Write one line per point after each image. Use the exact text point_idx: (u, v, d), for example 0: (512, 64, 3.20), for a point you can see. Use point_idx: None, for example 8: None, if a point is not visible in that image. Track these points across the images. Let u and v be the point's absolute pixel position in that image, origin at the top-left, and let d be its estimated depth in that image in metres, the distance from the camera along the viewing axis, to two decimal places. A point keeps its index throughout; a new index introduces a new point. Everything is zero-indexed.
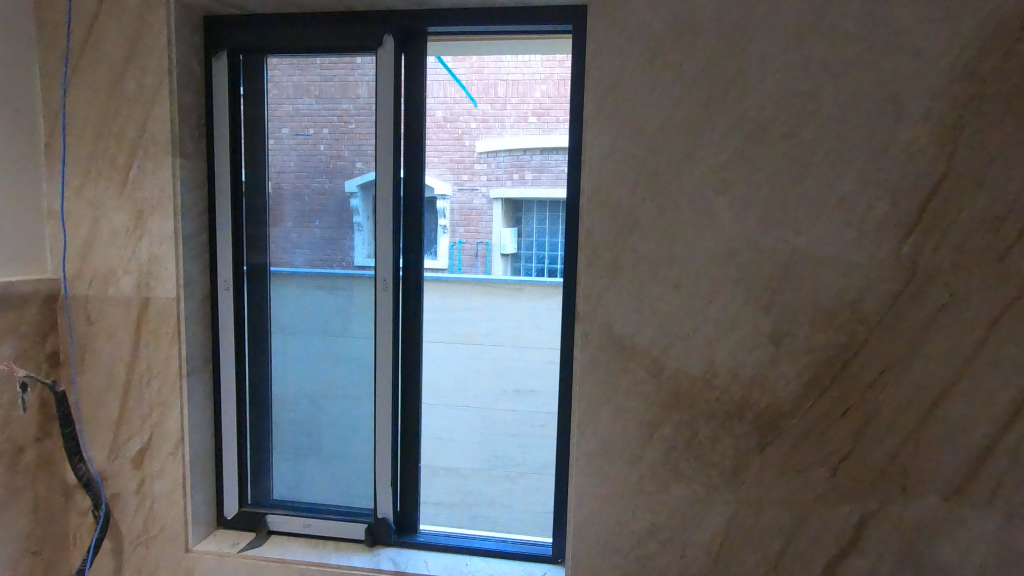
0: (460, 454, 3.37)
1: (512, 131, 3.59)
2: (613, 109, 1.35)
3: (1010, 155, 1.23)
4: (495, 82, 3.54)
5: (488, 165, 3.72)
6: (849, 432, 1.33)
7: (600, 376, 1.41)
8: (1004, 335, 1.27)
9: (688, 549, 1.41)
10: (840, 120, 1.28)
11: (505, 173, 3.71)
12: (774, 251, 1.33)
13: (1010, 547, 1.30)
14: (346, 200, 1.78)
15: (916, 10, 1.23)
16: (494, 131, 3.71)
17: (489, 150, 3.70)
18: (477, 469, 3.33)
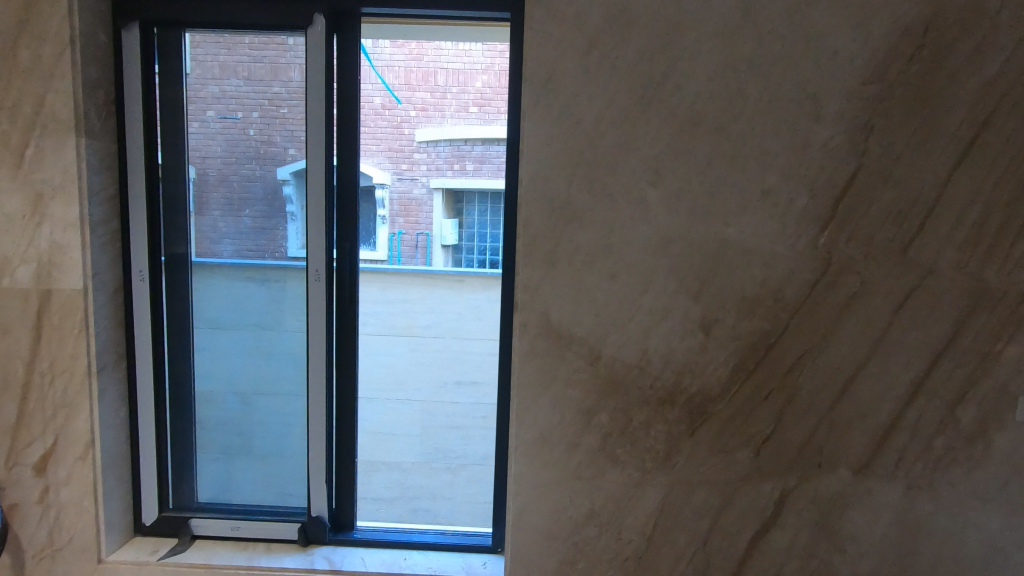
0: (400, 449, 3.28)
1: (453, 122, 3.09)
2: (551, 100, 1.35)
3: (914, 154, 1.34)
4: (435, 71, 3.03)
5: (430, 154, 3.32)
6: (771, 415, 1.41)
7: (539, 366, 1.42)
8: (906, 321, 1.38)
9: (623, 532, 1.45)
10: (765, 117, 1.34)
11: (446, 163, 3.25)
12: (704, 242, 1.37)
13: (910, 513, 1.43)
14: (278, 188, 1.68)
15: (833, 14, 1.31)
16: (434, 121, 3.28)
17: (428, 141, 3.26)
18: (417, 463, 3.21)
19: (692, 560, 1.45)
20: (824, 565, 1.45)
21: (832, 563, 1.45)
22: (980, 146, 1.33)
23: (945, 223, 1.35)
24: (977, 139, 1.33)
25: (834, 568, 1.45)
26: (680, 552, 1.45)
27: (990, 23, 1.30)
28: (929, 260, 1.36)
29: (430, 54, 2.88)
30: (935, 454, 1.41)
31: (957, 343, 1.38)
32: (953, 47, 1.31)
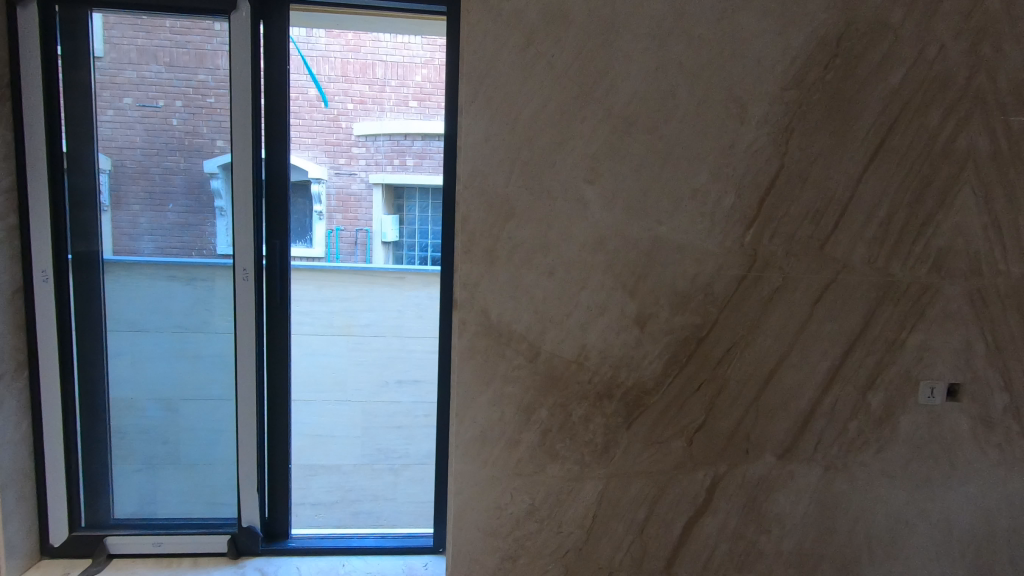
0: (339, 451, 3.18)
1: (392, 116, 2.92)
2: (488, 96, 1.34)
3: (829, 156, 1.42)
4: (373, 63, 2.83)
5: (369, 149, 3.17)
6: (702, 406, 1.46)
7: (478, 364, 1.41)
8: (823, 313, 1.47)
9: (563, 525, 1.47)
10: (695, 118, 1.39)
11: (385, 159, 3.10)
12: (638, 239, 1.41)
13: (827, 493, 1.52)
14: (205, 181, 1.58)
15: (757, 20, 1.37)
16: (373, 115, 3.10)
17: (369, 134, 3.14)
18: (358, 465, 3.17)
19: (630, 549, 1.49)
20: (752, 546, 1.52)
21: (759, 544, 1.52)
22: (886, 149, 1.44)
23: (856, 221, 1.45)
24: (883, 144, 1.43)
25: (761, 549, 1.53)
26: (618, 542, 1.49)
27: (894, 36, 1.40)
28: (843, 256, 1.45)
29: (366, 45, 2.65)
30: (849, 437, 1.51)
31: (867, 334, 1.48)
32: (863, 57, 1.40)
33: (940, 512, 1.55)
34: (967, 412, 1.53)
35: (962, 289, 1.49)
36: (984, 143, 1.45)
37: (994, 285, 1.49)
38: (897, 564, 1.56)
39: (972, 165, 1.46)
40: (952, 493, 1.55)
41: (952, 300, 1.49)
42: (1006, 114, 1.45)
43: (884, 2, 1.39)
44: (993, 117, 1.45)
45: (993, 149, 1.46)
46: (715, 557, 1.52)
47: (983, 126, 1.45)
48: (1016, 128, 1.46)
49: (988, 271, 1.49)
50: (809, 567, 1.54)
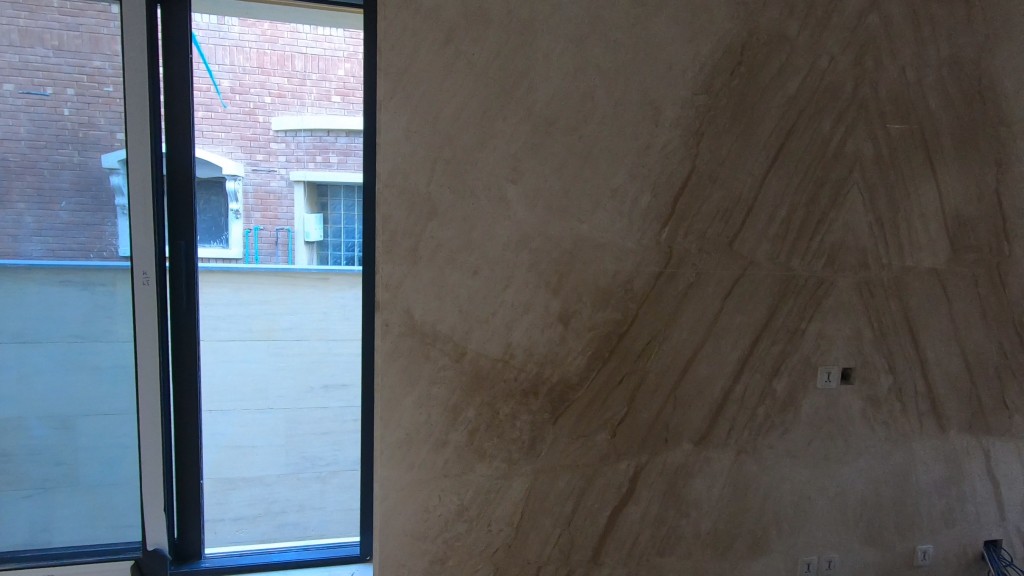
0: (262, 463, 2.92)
1: (314, 111, 2.75)
2: (408, 92, 1.31)
3: (735, 158, 1.51)
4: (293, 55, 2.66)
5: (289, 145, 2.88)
6: (624, 398, 1.51)
7: (402, 366, 1.38)
8: (733, 306, 1.56)
9: (492, 524, 1.48)
10: (612, 120, 1.43)
11: (307, 154, 2.82)
12: (560, 237, 1.43)
13: (739, 474, 1.62)
14: (104, 178, 1.46)
15: (668, 28, 1.43)
16: (293, 109, 2.81)
17: (289, 129, 2.85)
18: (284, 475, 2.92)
19: (558, 542, 1.52)
20: (672, 531, 1.59)
21: (679, 528, 1.59)
22: (786, 152, 1.54)
23: (761, 220, 1.55)
24: (783, 148, 1.54)
25: (681, 532, 1.60)
26: (546, 537, 1.51)
27: (791, 47, 1.51)
28: (750, 253, 1.55)
29: (285, 37, 2.62)
30: (758, 421, 1.61)
31: (772, 325, 1.59)
32: (764, 66, 1.50)
33: (837, 486, 1.69)
34: (858, 393, 1.67)
35: (853, 281, 1.63)
36: (868, 148, 1.60)
37: (879, 277, 1.65)
38: (801, 536, 1.69)
39: (859, 168, 1.60)
40: (847, 467, 1.69)
41: (844, 291, 1.63)
42: (886, 122, 1.60)
43: (781, 16, 1.49)
44: (875, 125, 1.59)
45: (877, 154, 1.60)
46: (639, 543, 1.57)
47: (868, 132, 1.59)
48: (895, 135, 1.61)
49: (874, 264, 1.64)
50: (724, 546, 1.64)
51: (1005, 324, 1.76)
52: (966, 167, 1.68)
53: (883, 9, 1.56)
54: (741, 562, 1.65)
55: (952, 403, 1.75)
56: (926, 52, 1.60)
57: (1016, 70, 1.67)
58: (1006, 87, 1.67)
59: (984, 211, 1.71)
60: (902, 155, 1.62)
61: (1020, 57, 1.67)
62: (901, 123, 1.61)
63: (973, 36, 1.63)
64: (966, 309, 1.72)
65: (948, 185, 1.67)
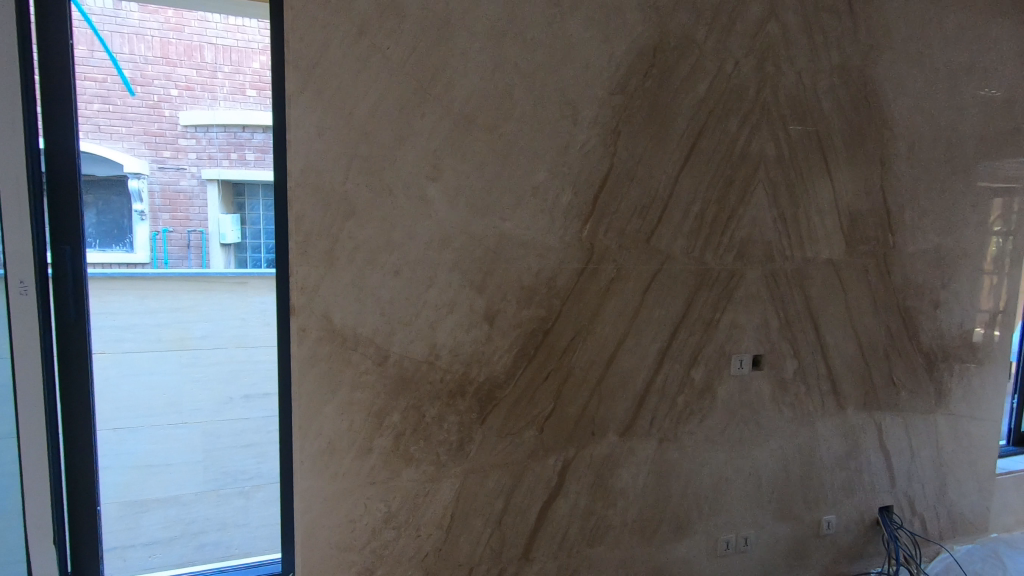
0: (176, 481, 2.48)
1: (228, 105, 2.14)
2: (319, 87, 1.26)
3: (650, 157, 1.56)
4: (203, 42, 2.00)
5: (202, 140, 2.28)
6: (551, 394, 1.53)
7: (321, 373, 1.33)
8: (652, 300, 1.61)
9: (421, 529, 1.45)
10: (532, 118, 1.43)
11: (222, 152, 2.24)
12: (483, 236, 1.42)
13: (663, 461, 1.68)
14: None
15: (583, 28, 1.46)
16: (206, 104, 2.21)
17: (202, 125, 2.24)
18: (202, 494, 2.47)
19: (489, 542, 1.51)
20: (601, 521, 1.63)
21: (607, 518, 1.63)
22: (697, 151, 1.61)
23: (675, 216, 1.61)
24: (694, 148, 1.61)
25: (609, 522, 1.64)
26: (477, 537, 1.50)
27: (699, 51, 1.58)
28: (666, 248, 1.61)
29: (192, 24, 1.97)
30: (678, 409, 1.68)
31: (689, 317, 1.66)
32: (674, 69, 1.56)
33: (751, 467, 1.80)
34: (768, 377, 1.78)
35: (760, 273, 1.73)
36: (770, 148, 1.70)
37: (783, 269, 1.76)
38: (720, 516, 1.78)
39: (763, 167, 1.69)
40: (759, 448, 1.80)
41: (753, 283, 1.72)
42: (786, 123, 1.71)
43: (689, 21, 1.56)
44: (776, 126, 1.70)
45: (779, 154, 1.71)
46: (569, 536, 1.60)
47: (770, 133, 1.69)
48: (794, 136, 1.73)
49: (779, 257, 1.75)
50: (650, 532, 1.69)
51: (890, 309, 1.94)
52: (855, 166, 1.83)
53: (780, 18, 1.66)
54: (667, 546, 1.72)
55: (849, 383, 1.90)
56: (819, 59, 1.73)
57: (894, 78, 1.84)
58: (887, 93, 1.84)
59: (873, 206, 1.87)
60: (800, 155, 1.74)
61: (897, 66, 1.84)
62: (799, 124, 1.73)
63: (858, 46, 1.77)
64: (858, 296, 1.88)
65: (841, 182, 1.81)
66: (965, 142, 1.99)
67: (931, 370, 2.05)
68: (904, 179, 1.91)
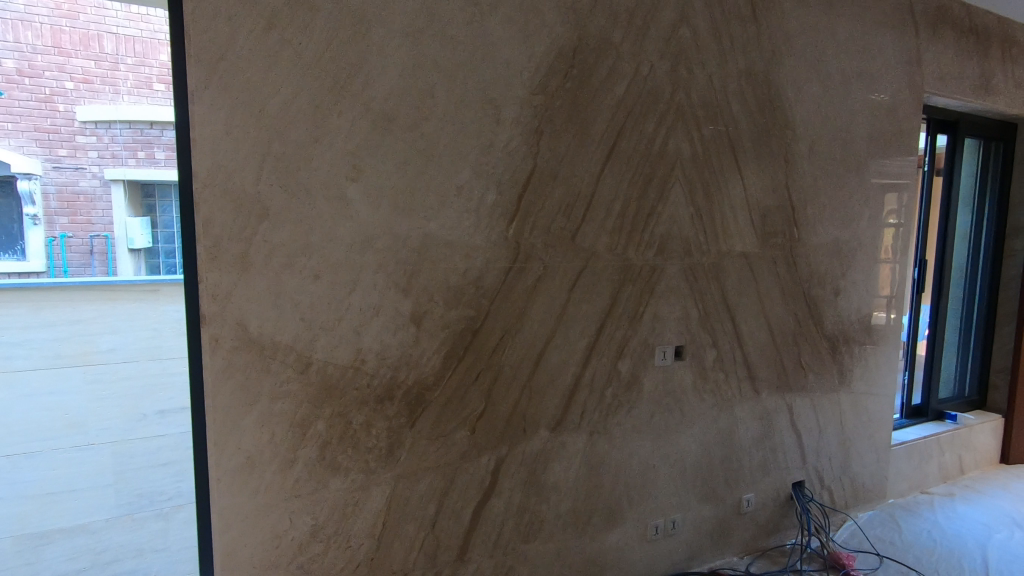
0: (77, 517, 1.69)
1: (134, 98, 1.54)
2: (225, 83, 1.19)
3: (573, 156, 1.59)
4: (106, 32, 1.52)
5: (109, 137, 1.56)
6: (482, 394, 1.53)
7: (237, 385, 1.26)
8: (578, 296, 1.64)
9: (352, 539, 1.41)
10: (454, 118, 1.43)
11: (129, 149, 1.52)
12: (407, 237, 1.40)
13: (593, 453, 1.72)
14: None
15: (503, 28, 1.46)
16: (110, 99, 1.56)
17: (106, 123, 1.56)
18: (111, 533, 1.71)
19: (423, 546, 1.49)
20: (535, 516, 1.65)
21: (540, 513, 1.65)
22: (617, 151, 1.66)
23: (598, 214, 1.65)
24: (614, 147, 1.65)
25: (543, 516, 1.66)
26: (411, 542, 1.48)
27: (616, 53, 1.62)
28: (591, 245, 1.65)
29: (89, 10, 1.52)
30: (607, 402, 1.73)
31: (614, 311, 1.71)
32: (593, 70, 1.59)
33: (676, 453, 1.88)
34: (689, 367, 1.87)
35: (680, 268, 1.81)
36: (686, 148, 1.77)
37: (700, 262, 1.85)
38: (649, 502, 1.84)
39: (680, 166, 1.77)
40: (683, 435, 1.88)
41: (673, 277, 1.80)
42: (699, 124, 1.79)
43: (605, 23, 1.60)
44: (691, 127, 1.77)
45: (693, 153, 1.79)
46: (504, 534, 1.60)
47: (685, 133, 1.77)
48: (707, 136, 1.81)
49: (696, 252, 1.83)
50: (583, 523, 1.73)
51: (797, 298, 2.08)
52: (763, 164, 1.94)
53: (691, 24, 1.74)
54: (599, 536, 1.76)
55: (763, 368, 2.02)
56: (727, 64, 1.82)
57: (795, 83, 1.98)
58: (789, 97, 1.97)
59: (779, 203, 2.00)
60: (713, 153, 1.83)
61: (797, 72, 1.97)
62: (711, 125, 1.81)
63: (763, 52, 1.89)
64: (769, 287, 2.00)
65: (751, 180, 1.92)
66: (858, 142, 2.16)
67: (834, 353, 2.22)
68: (807, 176, 2.05)
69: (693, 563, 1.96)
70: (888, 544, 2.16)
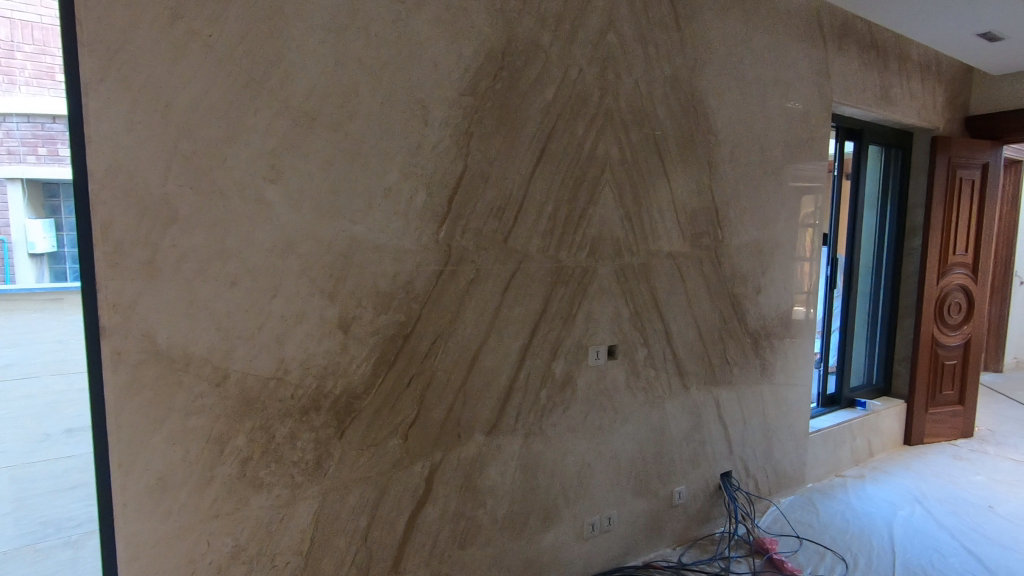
0: None
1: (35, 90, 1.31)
2: (125, 75, 1.10)
3: (503, 158, 1.59)
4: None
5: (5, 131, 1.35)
6: (414, 400, 1.50)
7: (145, 401, 1.17)
8: (512, 299, 1.64)
9: (277, 558, 1.34)
10: (380, 117, 1.39)
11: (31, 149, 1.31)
12: (332, 240, 1.35)
13: (529, 455, 1.73)
14: None
15: (430, 27, 1.44)
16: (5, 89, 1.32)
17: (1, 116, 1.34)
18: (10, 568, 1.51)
19: (355, 560, 1.44)
20: (471, 522, 1.63)
21: (477, 518, 1.64)
22: (548, 154, 1.67)
23: (530, 216, 1.65)
24: (545, 149, 1.66)
25: (479, 521, 1.64)
26: (341, 557, 1.42)
27: (545, 57, 1.63)
28: (523, 247, 1.65)
29: None
30: (542, 403, 1.73)
31: (547, 313, 1.72)
32: (522, 73, 1.60)
33: (610, 451, 1.91)
34: (621, 365, 1.91)
35: (611, 269, 1.84)
36: (615, 151, 1.81)
37: (630, 263, 1.89)
38: (585, 500, 1.87)
39: (608, 169, 1.80)
40: (617, 433, 1.92)
41: (605, 278, 1.83)
42: (627, 128, 1.83)
43: (534, 26, 1.61)
44: (619, 131, 1.81)
45: (622, 156, 1.83)
46: (439, 541, 1.58)
47: (614, 136, 1.80)
48: (634, 140, 1.86)
49: (626, 253, 1.88)
50: (520, 525, 1.73)
51: (722, 297, 2.17)
52: (688, 168, 2.01)
53: (618, 29, 1.78)
54: (536, 537, 1.77)
55: (691, 364, 2.10)
56: (652, 70, 1.87)
57: (716, 90, 2.06)
58: (710, 104, 2.05)
59: (704, 205, 2.08)
60: (641, 157, 1.88)
61: (718, 79, 2.06)
62: (639, 130, 1.86)
63: (686, 59, 1.96)
64: (695, 286, 2.08)
65: (677, 183, 1.99)
66: (774, 148, 2.28)
67: (756, 348, 2.33)
68: (729, 180, 2.14)
69: (628, 557, 2.00)
70: (807, 527, 2.29)
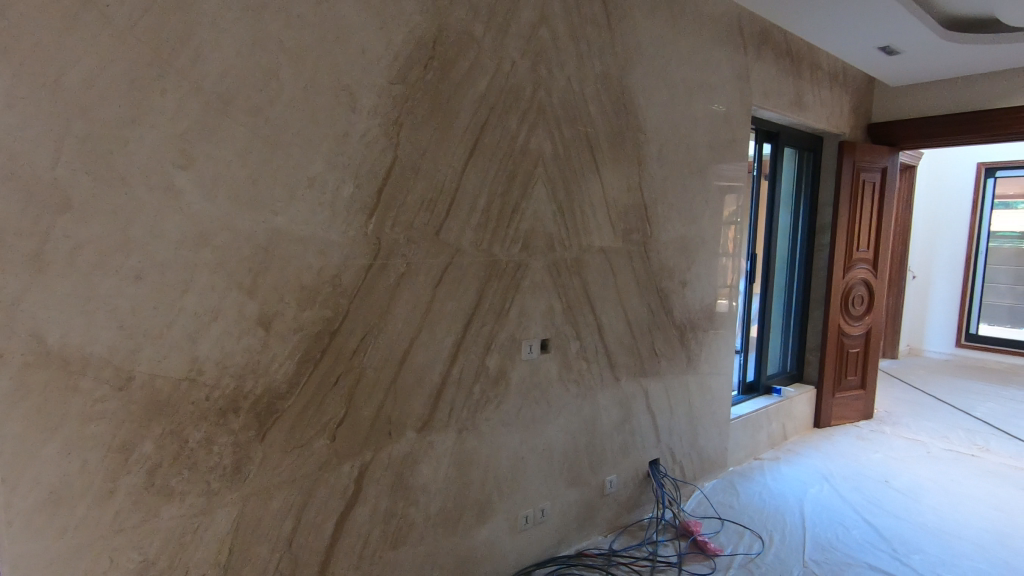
0: None
1: None
2: (4, 43, 0.98)
3: (435, 150, 1.56)
4: None
5: None
6: (342, 399, 1.45)
7: (33, 408, 1.06)
8: (444, 293, 1.62)
9: (192, 570, 1.26)
10: (303, 103, 1.32)
11: None
12: (251, 232, 1.27)
13: (462, 450, 1.71)
14: None
15: (358, 11, 1.38)
16: None
17: None
18: None
19: (279, 567, 1.38)
20: (403, 521, 1.60)
21: (409, 517, 1.61)
22: (480, 146, 1.65)
23: (462, 209, 1.63)
24: (477, 142, 1.64)
25: (412, 519, 1.61)
26: (264, 565, 1.35)
27: (477, 48, 1.61)
28: (456, 241, 1.63)
29: None
30: (475, 398, 1.72)
31: (480, 307, 1.71)
32: (454, 63, 1.57)
33: (544, 443, 1.93)
34: (554, 359, 1.93)
35: (544, 263, 1.85)
36: (547, 145, 1.82)
37: (563, 258, 1.91)
38: (519, 493, 1.88)
39: (541, 164, 1.81)
40: (549, 426, 1.94)
41: (537, 273, 1.84)
42: (560, 124, 1.85)
43: (466, 17, 1.58)
44: (552, 126, 1.82)
45: (554, 151, 1.84)
46: (369, 543, 1.53)
47: (546, 131, 1.81)
48: (567, 136, 1.87)
49: (559, 247, 1.89)
50: (454, 522, 1.71)
51: (650, 290, 2.24)
52: (618, 165, 2.06)
53: (550, 24, 1.79)
54: (470, 533, 1.76)
55: (621, 356, 2.15)
56: (584, 66, 1.89)
57: (645, 89, 2.12)
58: (640, 103, 2.10)
59: (633, 201, 2.13)
60: (573, 153, 1.90)
61: (647, 79, 2.12)
62: (571, 126, 1.88)
63: (616, 57, 1.99)
64: (625, 280, 2.13)
65: (608, 179, 2.02)
66: (699, 147, 2.37)
67: (682, 339, 2.42)
68: (657, 178, 2.21)
69: (562, 547, 2.04)
70: (728, 508, 2.42)
